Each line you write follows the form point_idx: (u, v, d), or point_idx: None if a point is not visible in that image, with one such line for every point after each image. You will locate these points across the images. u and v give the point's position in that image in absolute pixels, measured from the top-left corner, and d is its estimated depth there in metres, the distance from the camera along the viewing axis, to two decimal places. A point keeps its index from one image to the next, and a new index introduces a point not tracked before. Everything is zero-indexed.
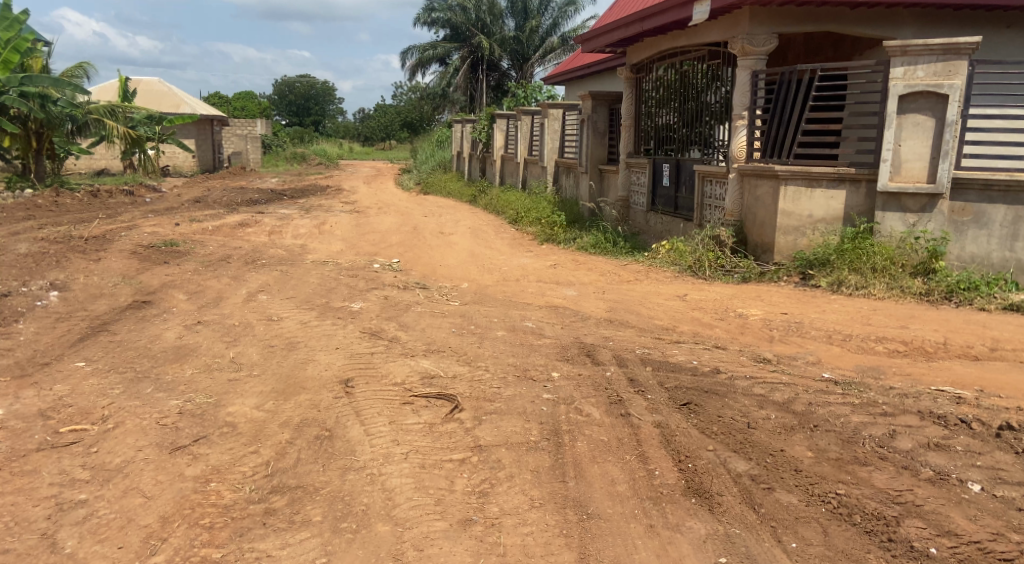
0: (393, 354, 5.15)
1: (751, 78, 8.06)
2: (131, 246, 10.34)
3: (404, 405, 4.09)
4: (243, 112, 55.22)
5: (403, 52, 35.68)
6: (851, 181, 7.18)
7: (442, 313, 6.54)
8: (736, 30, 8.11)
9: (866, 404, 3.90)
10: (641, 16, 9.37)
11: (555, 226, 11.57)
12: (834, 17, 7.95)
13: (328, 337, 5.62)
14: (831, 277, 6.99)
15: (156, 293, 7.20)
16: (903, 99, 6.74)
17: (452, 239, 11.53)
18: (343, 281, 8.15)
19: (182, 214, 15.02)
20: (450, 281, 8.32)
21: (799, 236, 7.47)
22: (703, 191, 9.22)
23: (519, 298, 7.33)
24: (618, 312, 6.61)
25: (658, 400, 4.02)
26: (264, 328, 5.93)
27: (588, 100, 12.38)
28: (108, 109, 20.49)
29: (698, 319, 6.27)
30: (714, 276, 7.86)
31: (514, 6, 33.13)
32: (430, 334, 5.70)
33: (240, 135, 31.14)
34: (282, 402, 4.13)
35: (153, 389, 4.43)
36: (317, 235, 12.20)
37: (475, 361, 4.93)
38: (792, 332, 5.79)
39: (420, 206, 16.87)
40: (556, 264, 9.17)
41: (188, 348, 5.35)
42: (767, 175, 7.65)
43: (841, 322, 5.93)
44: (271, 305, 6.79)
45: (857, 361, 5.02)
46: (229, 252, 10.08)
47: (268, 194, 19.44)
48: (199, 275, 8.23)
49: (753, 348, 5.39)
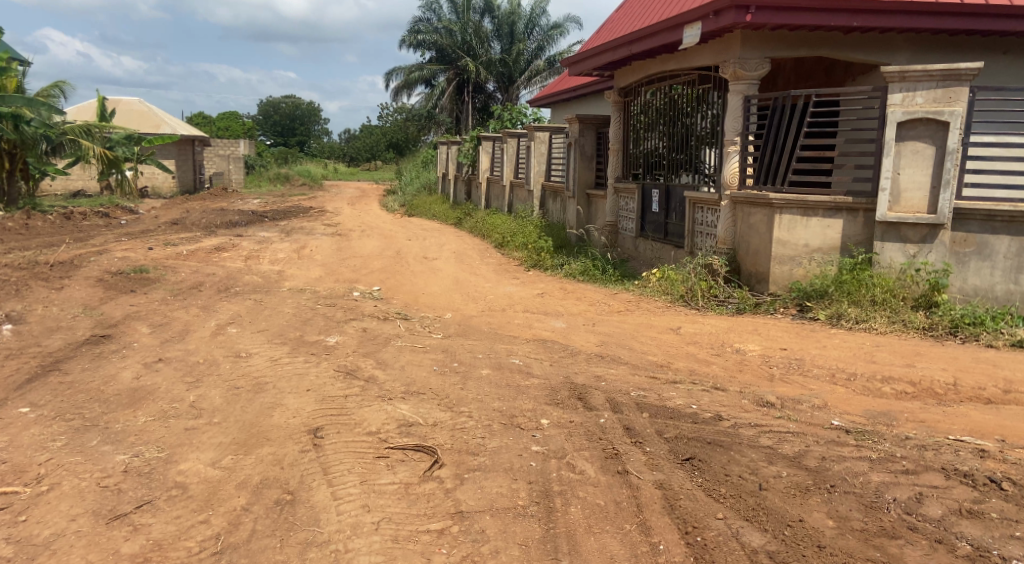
0: (369, 397, 4.75)
1: (743, 103, 7.82)
2: (99, 272, 9.88)
3: (376, 461, 3.69)
4: (227, 133, 54.77)
5: (388, 74, 35.60)
6: (848, 210, 6.93)
7: (423, 348, 6.16)
8: (728, 53, 7.89)
9: (884, 460, 3.58)
10: (630, 39, 9.14)
11: (541, 252, 11.25)
12: (828, 42, 7.76)
13: (299, 377, 5.22)
14: (830, 309, 6.70)
15: (118, 326, 6.77)
16: (902, 126, 6.52)
17: (435, 265, 11.17)
18: (320, 312, 7.76)
19: (157, 237, 14.58)
20: (433, 311, 7.95)
21: (794, 266, 7.18)
22: (694, 218, 8.95)
23: (505, 330, 6.96)
24: (608, 347, 6.26)
25: (657, 453, 3.67)
26: (230, 366, 5.52)
27: (575, 123, 12.16)
28: (83, 129, 19.88)
29: (694, 355, 5.95)
30: (707, 306, 7.57)
31: (500, 29, 33.18)
32: (410, 374, 5.30)
33: (222, 155, 30.80)
34: (241, 458, 3.73)
35: (100, 441, 4.01)
36: (295, 260, 11.79)
37: (457, 406, 4.55)
38: (793, 371, 5.47)
39: (404, 229, 16.52)
40: (543, 292, 8.83)
41: (145, 391, 4.93)
42: (761, 203, 7.39)
43: (845, 360, 5.61)
44: (240, 339, 6.38)
45: (867, 405, 4.69)
46: (202, 279, 9.66)
47: (248, 216, 19.02)
48: (167, 305, 7.80)
49: (754, 389, 5.04)
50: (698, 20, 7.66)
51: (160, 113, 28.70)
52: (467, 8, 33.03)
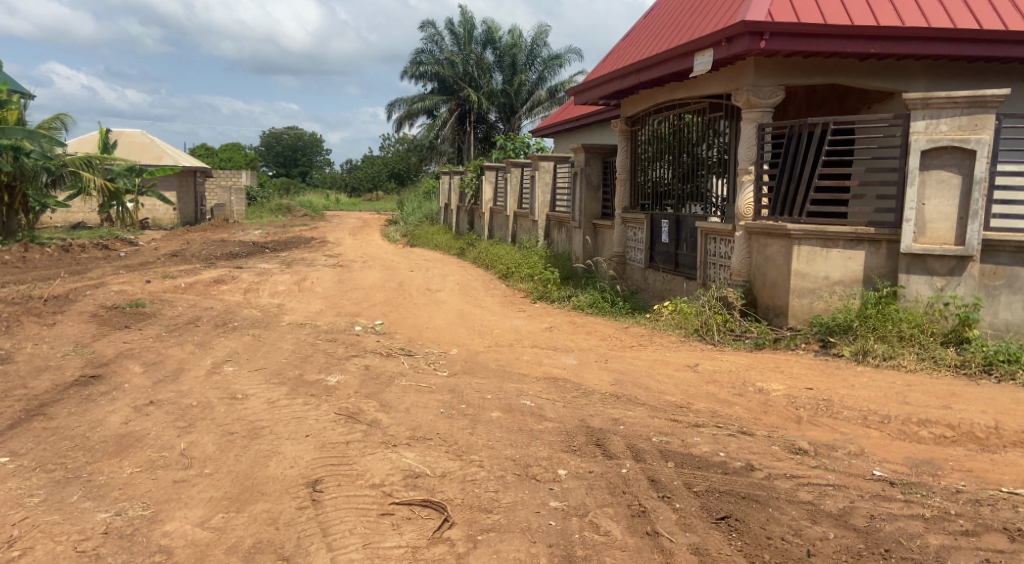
0: (372, 444, 4.42)
1: (757, 131, 7.63)
2: (93, 307, 9.62)
3: (380, 519, 3.37)
4: (229, 164, 54.93)
5: (390, 105, 35.83)
6: (870, 241, 6.69)
7: (428, 388, 5.84)
8: (741, 81, 7.71)
9: (940, 518, 3.27)
10: (638, 67, 8.98)
11: (548, 283, 10.97)
12: (843, 69, 7.59)
13: (298, 421, 4.90)
14: (855, 345, 6.43)
15: (109, 365, 6.47)
16: (925, 155, 6.34)
17: (439, 297, 10.89)
18: (320, 348, 7.46)
19: (155, 270, 14.34)
20: (438, 346, 7.66)
21: (815, 299, 6.92)
22: (706, 249, 8.69)
23: (513, 367, 6.65)
24: (623, 386, 5.94)
25: (688, 510, 3.35)
26: (224, 410, 5.20)
27: (581, 152, 11.99)
28: (84, 160, 19.77)
29: (714, 395, 5.63)
30: (724, 341, 7.27)
31: (501, 60, 33.42)
32: (416, 417, 4.98)
33: (224, 187, 30.79)
34: (232, 516, 3.41)
35: (80, 497, 3.69)
36: (295, 293, 11.53)
37: (467, 454, 4.22)
38: (822, 414, 5.16)
39: (406, 259, 16.29)
40: (552, 326, 8.53)
41: (133, 438, 4.61)
42: (778, 234, 7.13)
43: (876, 402, 5.31)
44: (237, 379, 6.07)
45: (907, 453, 4.37)
46: (199, 313, 9.38)
47: (249, 247, 18.81)
48: (161, 342, 7.50)
49: (782, 435, 4.71)
50: (710, 47, 7.49)
51: (163, 144, 28.70)
52: (468, 41, 33.27)
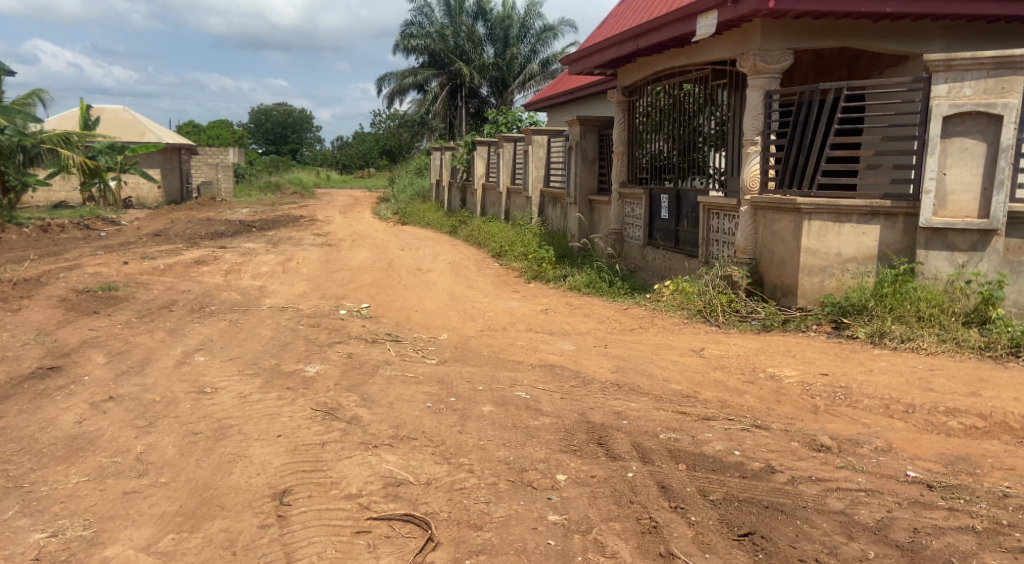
0: (350, 445, 4.00)
1: (764, 98, 7.15)
2: (64, 291, 9.13)
3: (354, 539, 2.95)
4: (217, 141, 54.06)
5: (380, 80, 35.02)
6: (886, 215, 6.27)
7: (414, 378, 5.40)
8: (746, 45, 7.21)
9: (994, 532, 2.86)
10: (635, 32, 8.45)
11: (542, 262, 10.51)
12: (857, 31, 7.08)
13: (270, 419, 4.47)
14: (870, 327, 6.03)
15: (70, 356, 6.02)
16: (948, 121, 5.88)
17: (429, 278, 10.43)
18: (301, 333, 7.02)
19: (135, 250, 13.82)
20: (427, 331, 7.22)
21: (826, 277, 6.50)
22: (708, 225, 8.24)
23: (507, 354, 6.22)
24: (624, 373, 5.54)
25: (705, 525, 2.95)
26: (190, 406, 4.76)
27: (576, 125, 11.44)
28: (62, 137, 19.14)
29: (723, 382, 5.24)
30: (729, 322, 6.87)
31: (493, 33, 32.68)
32: (399, 413, 4.55)
33: (211, 164, 30.09)
34: (184, 538, 3.02)
35: (15, 514, 3.31)
36: (279, 274, 11.05)
37: (456, 456, 3.80)
38: (840, 403, 4.77)
39: (397, 238, 15.79)
40: (547, 308, 8.09)
41: (85, 440, 4.20)
42: (787, 208, 6.69)
43: (898, 389, 4.91)
44: (207, 370, 5.63)
45: (940, 449, 3.96)
46: (175, 297, 8.91)
47: (235, 226, 18.25)
48: (131, 329, 7.04)
49: (801, 428, 4.30)
50: (714, 8, 6.99)
51: (146, 121, 27.87)
52: (459, 13, 32.44)
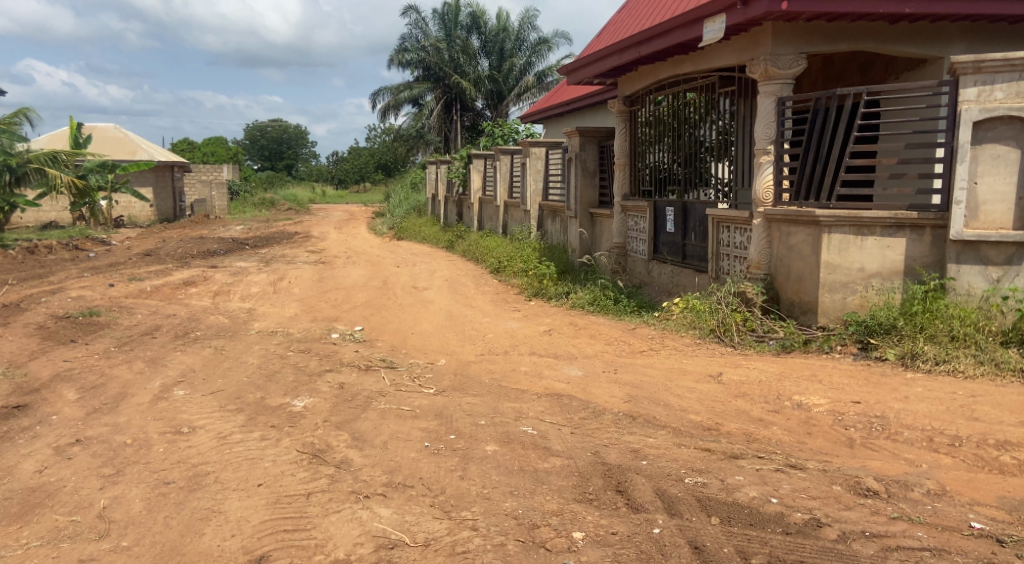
0: (339, 496, 3.56)
1: (776, 105, 6.78)
2: (42, 317, 8.69)
3: None
4: (212, 159, 53.78)
5: (374, 95, 34.78)
6: (912, 227, 5.89)
7: (410, 412, 4.97)
8: (757, 50, 6.84)
9: None
10: (637, 39, 8.06)
11: (543, 278, 10.09)
12: (872, 34, 6.72)
13: (251, 464, 4.03)
14: (900, 348, 5.64)
15: (39, 392, 5.57)
16: (978, 126, 5.51)
17: (425, 296, 10.02)
18: (290, 360, 6.58)
19: (122, 271, 13.38)
20: (424, 356, 6.79)
21: (849, 294, 6.09)
22: (718, 238, 7.84)
23: (509, 382, 5.78)
24: (637, 403, 5.11)
25: None
26: (163, 450, 4.32)
27: (575, 137, 11.10)
28: (50, 156, 18.74)
29: (746, 412, 4.82)
30: (746, 343, 6.46)
31: (487, 46, 32.42)
32: (394, 454, 4.12)
33: (204, 181, 29.72)
34: None
35: None
36: (269, 295, 10.62)
37: (458, 508, 3.37)
38: (878, 435, 4.36)
39: (393, 254, 15.38)
40: (551, 329, 7.65)
41: (43, 494, 3.75)
42: (804, 220, 6.30)
43: (939, 418, 4.50)
44: (186, 407, 5.18)
45: (1000, 492, 3.53)
46: (159, 322, 8.48)
47: (227, 244, 17.82)
48: (108, 359, 6.60)
49: (840, 467, 3.87)
50: (722, 11, 6.61)
51: (137, 139, 27.48)
52: (454, 25, 32.24)
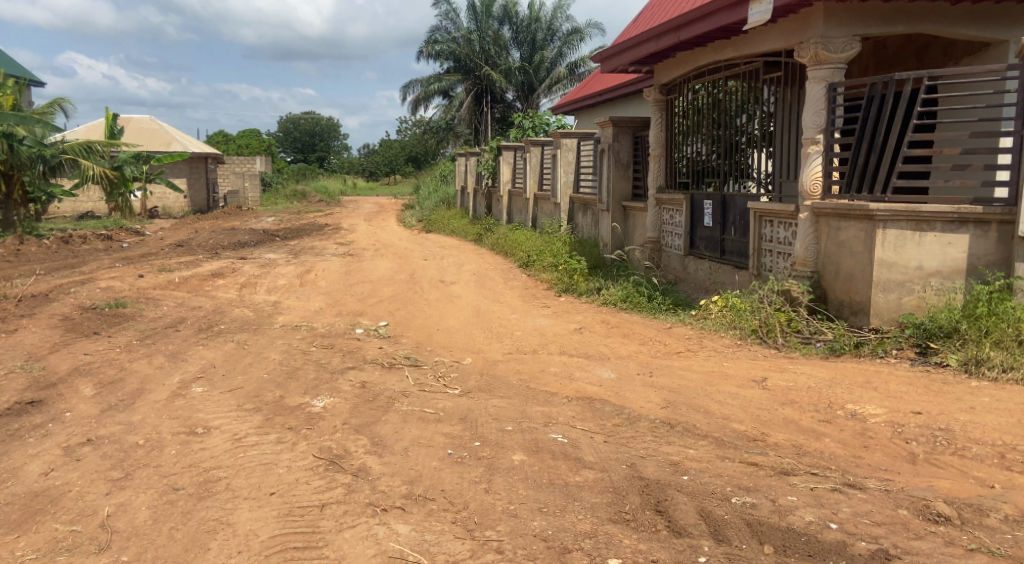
0: (354, 509, 3.30)
1: (827, 92, 6.33)
2: (68, 308, 8.62)
3: None
4: (246, 151, 54.30)
5: (405, 87, 34.67)
6: (976, 223, 5.46)
7: (433, 415, 4.70)
8: (806, 32, 6.41)
9: None
10: (676, 24, 7.63)
11: (574, 274, 9.76)
12: (931, 15, 6.25)
13: (265, 470, 3.81)
14: (963, 354, 5.22)
15: (56, 387, 5.43)
16: None
17: (453, 290, 9.76)
18: (313, 357, 6.37)
19: (152, 262, 13.38)
20: (449, 354, 6.52)
21: (904, 294, 5.68)
22: (760, 234, 7.43)
23: (538, 383, 5.49)
24: (675, 409, 4.77)
25: None
26: (175, 452, 4.11)
27: (608, 127, 10.73)
28: (85, 146, 18.86)
29: (794, 421, 4.46)
30: (791, 345, 6.07)
31: (519, 37, 32.07)
32: (415, 462, 3.86)
33: (237, 172, 29.91)
34: None
35: None
36: (295, 288, 10.46)
37: (482, 527, 3.08)
38: (943, 450, 3.97)
39: (421, 247, 15.15)
40: (582, 327, 7.34)
41: (47, 499, 3.57)
42: (856, 215, 5.87)
43: (1011, 432, 4.08)
44: (203, 405, 4.98)
45: None
46: (184, 314, 8.35)
47: (258, 235, 17.77)
48: (129, 353, 6.45)
49: (904, 487, 3.50)
50: None
51: (172, 131, 27.74)
52: (486, 16, 31.87)
